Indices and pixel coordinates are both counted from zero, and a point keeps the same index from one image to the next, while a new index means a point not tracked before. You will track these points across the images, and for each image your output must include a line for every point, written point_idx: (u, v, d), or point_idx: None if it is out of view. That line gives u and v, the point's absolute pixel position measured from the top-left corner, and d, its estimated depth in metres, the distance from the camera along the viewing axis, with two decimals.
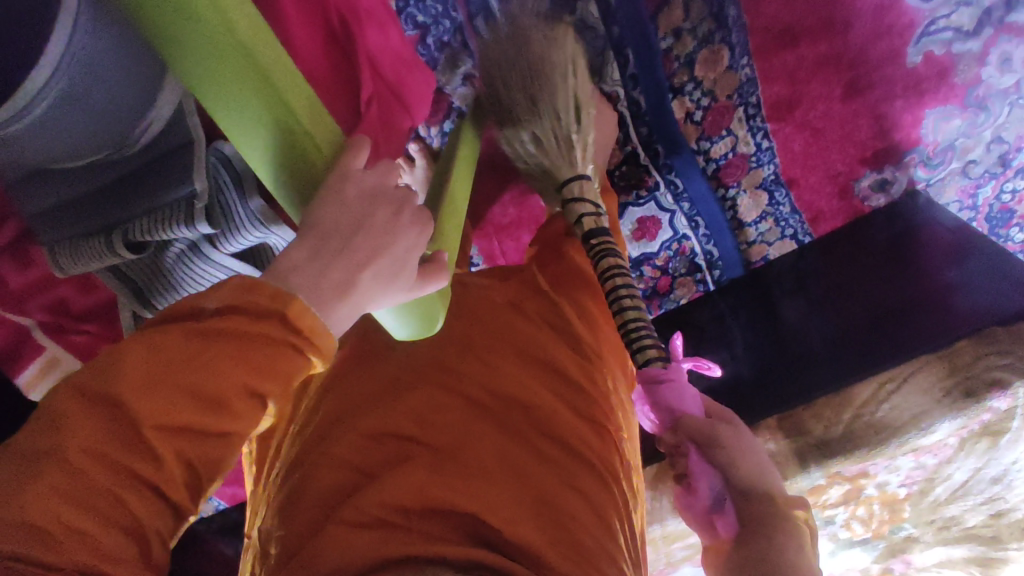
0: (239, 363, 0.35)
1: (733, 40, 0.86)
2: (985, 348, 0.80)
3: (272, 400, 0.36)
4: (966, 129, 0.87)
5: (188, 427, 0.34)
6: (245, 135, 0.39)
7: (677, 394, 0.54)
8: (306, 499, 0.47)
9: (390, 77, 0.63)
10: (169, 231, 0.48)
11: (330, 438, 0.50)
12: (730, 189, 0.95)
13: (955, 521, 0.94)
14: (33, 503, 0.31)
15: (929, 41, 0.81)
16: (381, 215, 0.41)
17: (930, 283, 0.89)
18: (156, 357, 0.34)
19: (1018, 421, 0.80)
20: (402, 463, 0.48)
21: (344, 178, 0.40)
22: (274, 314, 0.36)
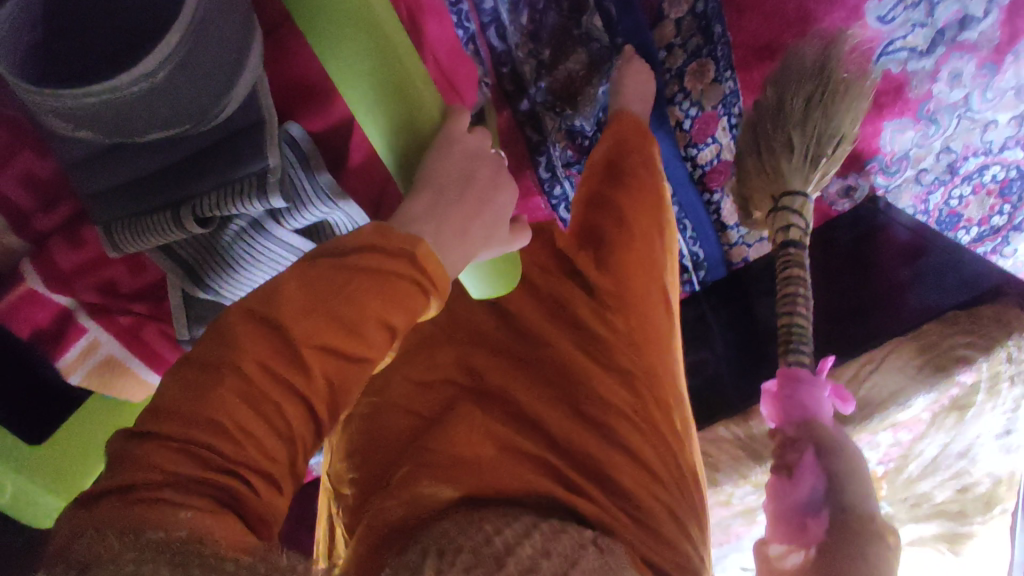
0: (376, 295, 0.41)
1: (719, 53, 0.93)
2: (949, 328, 0.85)
3: (399, 330, 0.43)
4: (919, 141, 1.06)
5: (333, 350, 0.41)
6: (366, 97, 0.45)
7: (811, 400, 0.73)
8: (382, 439, 0.61)
9: (444, 65, 0.68)
10: (243, 203, 0.53)
11: (388, 390, 0.64)
12: (715, 193, 1.04)
13: (925, 498, 1.02)
14: (205, 408, 0.37)
15: (888, 59, 0.98)
16: (483, 172, 0.50)
17: (885, 282, 1.06)
18: (315, 284, 0.41)
19: (981, 394, 0.85)
20: (454, 410, 0.61)
21: (451, 138, 0.48)
22: (408, 250, 0.43)
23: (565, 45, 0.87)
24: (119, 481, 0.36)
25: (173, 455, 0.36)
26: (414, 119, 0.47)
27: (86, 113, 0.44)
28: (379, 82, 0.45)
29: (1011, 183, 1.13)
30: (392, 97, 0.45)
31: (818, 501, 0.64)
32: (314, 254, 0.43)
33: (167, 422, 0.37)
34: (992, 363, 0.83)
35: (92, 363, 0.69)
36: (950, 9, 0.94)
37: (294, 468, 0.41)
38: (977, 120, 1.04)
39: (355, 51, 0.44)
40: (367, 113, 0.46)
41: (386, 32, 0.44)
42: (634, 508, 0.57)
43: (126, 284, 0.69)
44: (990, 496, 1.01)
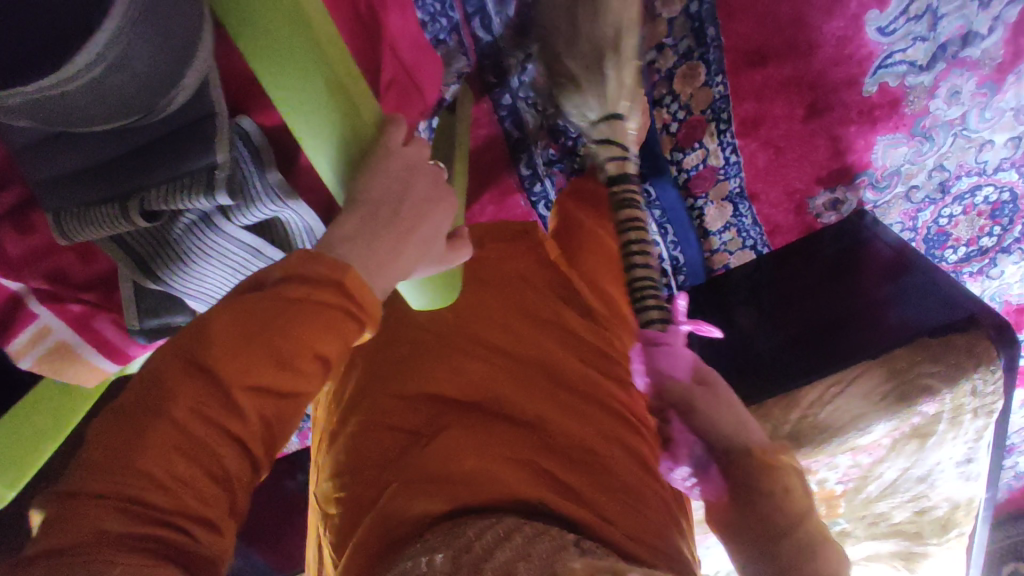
0: (307, 328, 0.43)
1: (710, 58, 0.91)
2: (919, 355, 0.82)
3: (333, 361, 0.45)
4: (913, 157, 1.04)
5: (265, 386, 0.43)
6: (312, 121, 0.44)
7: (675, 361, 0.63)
8: (367, 458, 0.62)
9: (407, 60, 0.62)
10: (187, 200, 0.52)
11: (371, 409, 0.65)
12: (698, 199, 1.04)
13: (883, 517, 1.02)
14: (142, 462, 0.40)
15: (885, 72, 0.95)
16: (420, 188, 0.50)
17: (865, 298, 1.05)
18: (246, 319, 0.43)
19: (943, 424, 0.85)
20: (441, 422, 0.63)
21: (388, 153, 0.48)
22: (331, 277, 0.45)
23: None
24: (54, 545, 0.39)
25: (112, 515, 0.40)
26: (359, 138, 0.47)
27: (23, 108, 0.43)
28: (328, 112, 0.44)
29: (1003, 206, 1.12)
30: (335, 113, 0.44)
31: (707, 455, 0.64)
32: (250, 287, 0.45)
33: (107, 480, 0.40)
34: (954, 395, 0.82)
35: (43, 348, 0.69)
36: (953, 24, 0.91)
37: (233, 508, 0.44)
38: (973, 140, 1.03)
39: (296, 64, 0.42)
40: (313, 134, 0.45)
41: (334, 61, 0.43)
42: (620, 499, 0.60)
43: (78, 273, 0.67)
44: (948, 519, 1.02)
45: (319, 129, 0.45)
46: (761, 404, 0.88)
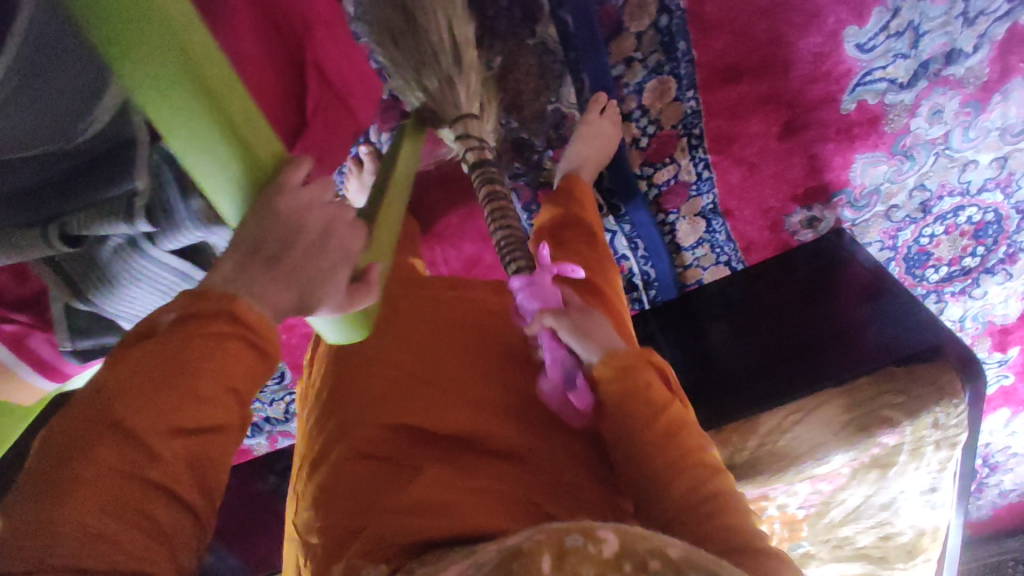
0: (209, 359, 0.42)
1: (681, 73, 0.87)
2: (884, 386, 0.81)
3: (244, 389, 0.44)
4: (892, 176, 1.01)
5: (180, 426, 0.42)
6: (195, 148, 0.38)
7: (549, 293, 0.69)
8: (350, 488, 0.63)
9: (336, 81, 0.53)
10: (107, 226, 0.51)
11: (354, 438, 0.66)
12: (669, 214, 1.02)
13: (848, 541, 1.01)
14: (60, 531, 0.38)
15: (864, 90, 0.92)
16: (312, 223, 0.44)
17: (844, 317, 0.99)
18: (146, 365, 0.42)
19: (903, 455, 0.84)
20: (423, 454, 0.64)
21: (278, 190, 0.42)
22: (228, 312, 0.43)
23: (513, 50, 0.82)
24: None
25: None
26: (249, 167, 0.41)
27: None
28: (211, 141, 0.38)
29: (986, 226, 1.09)
30: (225, 143, 0.38)
31: (576, 368, 0.69)
32: (142, 331, 0.43)
33: (26, 559, 0.38)
34: (914, 428, 0.81)
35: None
36: (937, 41, 0.88)
37: (173, 562, 0.42)
38: (956, 159, 1.00)
39: (168, 89, 0.36)
40: (198, 164, 0.39)
41: (207, 75, 0.37)
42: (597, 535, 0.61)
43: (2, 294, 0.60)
44: (913, 545, 1.00)
45: (202, 159, 0.39)
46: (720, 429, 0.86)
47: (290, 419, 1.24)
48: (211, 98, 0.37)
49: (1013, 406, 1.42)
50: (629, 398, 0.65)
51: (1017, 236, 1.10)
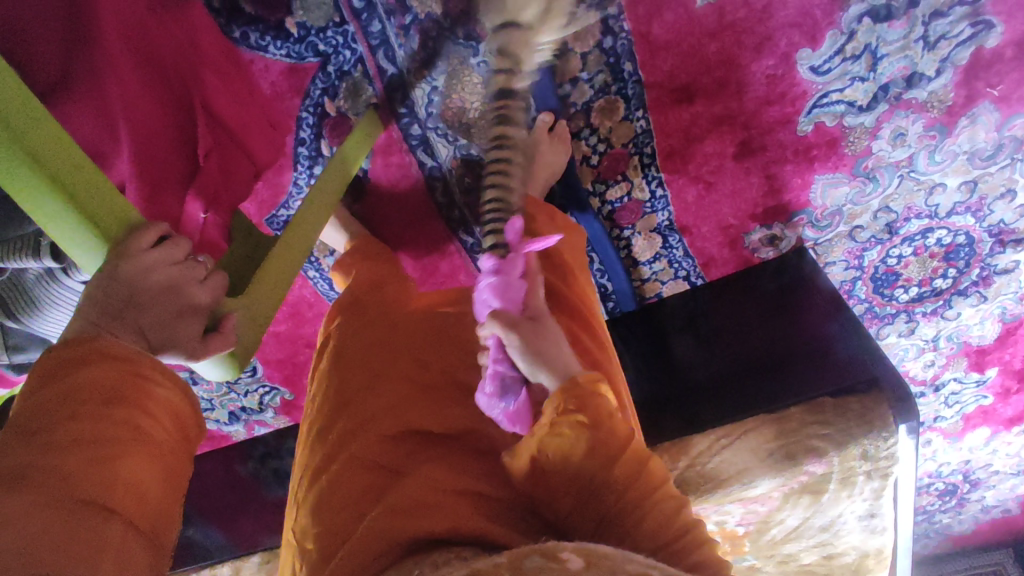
0: (101, 385, 0.43)
1: (629, 93, 0.89)
2: (809, 417, 0.84)
3: (154, 406, 0.45)
4: (854, 198, 0.99)
5: (97, 451, 0.42)
6: (45, 202, 0.41)
7: (515, 285, 0.60)
8: (346, 494, 0.60)
9: (234, 128, 0.58)
10: (14, 261, 0.51)
11: (355, 446, 0.63)
12: (624, 230, 1.03)
13: (792, 557, 1.02)
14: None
15: (821, 112, 0.90)
16: (159, 275, 0.46)
17: (811, 334, 0.99)
18: (38, 414, 0.41)
19: (834, 483, 0.86)
20: (424, 461, 0.61)
21: (122, 256, 0.44)
22: (96, 350, 0.44)
23: (458, 70, 0.83)
24: None
25: None
26: (98, 223, 0.43)
27: None
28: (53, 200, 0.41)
29: (957, 249, 1.06)
30: (66, 208, 0.42)
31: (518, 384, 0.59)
32: (34, 382, 0.43)
33: None
34: (842, 459, 0.84)
35: None
36: (896, 65, 0.84)
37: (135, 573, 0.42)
38: (922, 182, 0.97)
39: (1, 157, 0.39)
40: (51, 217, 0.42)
41: (36, 144, 0.40)
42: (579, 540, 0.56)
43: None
44: (858, 565, 1.00)
45: (53, 213, 0.42)
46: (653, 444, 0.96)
47: (264, 409, 1.32)
48: (45, 167, 0.41)
49: (993, 425, 1.39)
50: (592, 428, 0.54)
51: (991, 259, 1.07)
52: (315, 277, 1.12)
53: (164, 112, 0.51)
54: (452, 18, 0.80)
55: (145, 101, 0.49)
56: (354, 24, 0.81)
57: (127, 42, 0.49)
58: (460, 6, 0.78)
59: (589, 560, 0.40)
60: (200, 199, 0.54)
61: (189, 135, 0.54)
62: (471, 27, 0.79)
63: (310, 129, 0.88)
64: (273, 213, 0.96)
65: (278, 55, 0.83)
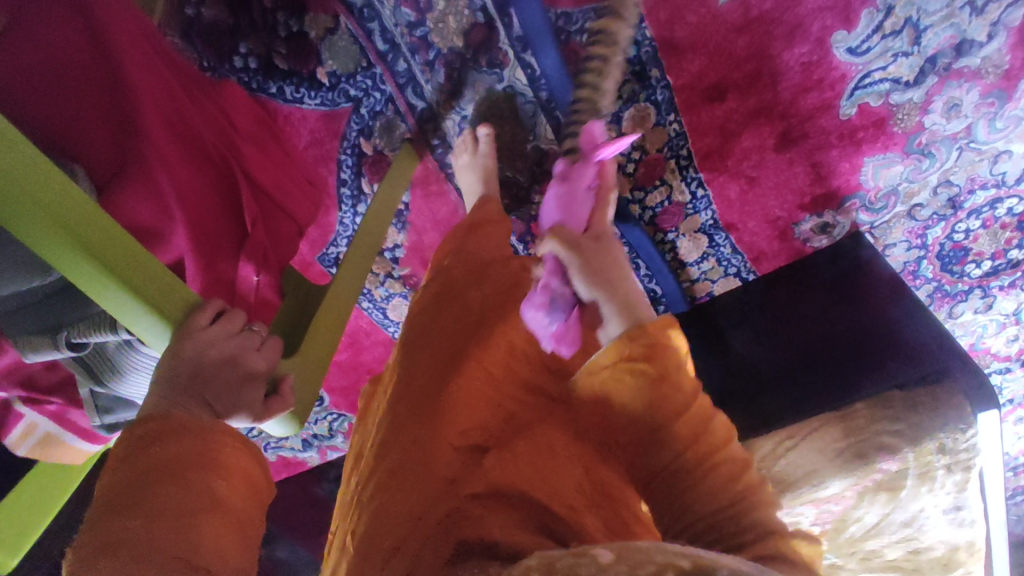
0: (165, 459, 0.46)
1: (658, 98, 0.91)
2: (881, 413, 0.82)
3: (213, 469, 0.47)
4: (910, 175, 0.94)
5: (170, 518, 0.44)
6: (108, 291, 0.45)
7: (583, 198, 0.63)
8: (389, 516, 0.49)
9: (274, 190, 0.62)
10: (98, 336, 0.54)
11: (392, 452, 0.53)
12: (668, 233, 1.04)
13: (875, 553, 0.97)
14: None
15: (864, 93, 0.86)
16: (213, 352, 0.49)
17: (877, 318, 0.94)
18: (127, 489, 0.45)
19: (912, 479, 0.82)
20: (480, 467, 0.52)
21: (186, 335, 0.48)
22: (165, 429, 0.47)
23: (484, 97, 0.86)
24: None
25: None
26: (156, 304, 0.47)
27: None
28: (114, 289, 0.45)
29: None
30: (126, 294, 0.45)
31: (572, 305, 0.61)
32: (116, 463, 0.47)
33: None
34: (916, 455, 0.80)
35: (33, 440, 0.70)
36: (942, 35, 0.78)
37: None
38: (984, 152, 0.89)
39: (56, 249, 0.42)
40: (114, 303, 0.46)
41: (93, 240, 0.43)
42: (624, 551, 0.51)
43: (44, 378, 0.65)
44: (948, 558, 0.93)
45: (116, 300, 0.46)
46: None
47: (334, 434, 1.36)
48: (104, 261, 0.44)
49: None
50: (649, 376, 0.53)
51: None
52: (371, 307, 1.16)
53: (212, 189, 0.56)
54: (474, 48, 0.81)
55: (196, 183, 0.54)
56: (382, 65, 0.83)
57: (171, 136, 0.53)
58: (481, 35, 0.81)
59: (620, 552, 0.36)
60: (251, 262, 0.58)
61: (237, 204, 0.58)
62: (493, 53, 0.82)
63: (350, 169, 0.92)
64: (324, 251, 1.00)
65: (313, 104, 0.86)
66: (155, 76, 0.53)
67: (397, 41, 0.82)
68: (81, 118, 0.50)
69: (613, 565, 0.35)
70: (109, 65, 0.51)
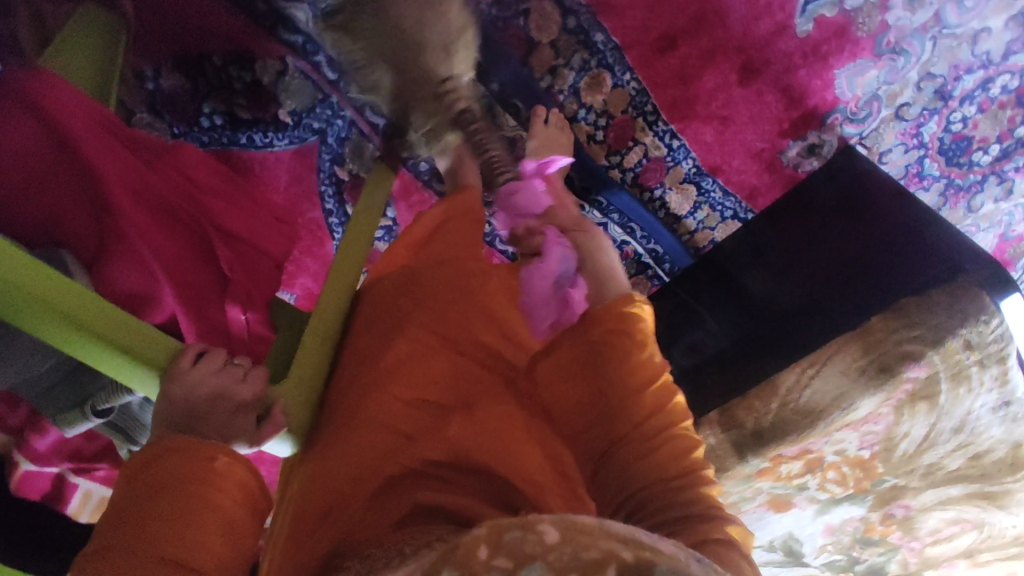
0: (165, 466, 0.48)
1: (610, 61, 0.89)
2: (895, 322, 0.85)
3: (209, 475, 0.48)
4: (887, 77, 0.90)
5: (164, 520, 0.46)
6: (92, 352, 0.46)
7: (534, 196, 0.80)
8: (343, 484, 0.53)
9: (246, 233, 0.64)
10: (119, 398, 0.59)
11: (348, 428, 0.57)
12: (654, 190, 0.99)
13: (937, 467, 0.93)
14: None
15: (816, 6, 0.85)
16: (202, 393, 0.50)
17: (900, 222, 0.89)
18: (133, 496, 0.47)
19: (943, 383, 0.84)
20: (434, 430, 0.56)
21: (173, 378, 0.49)
22: (165, 447, 0.49)
23: None
24: None
25: None
26: (139, 353, 0.48)
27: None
28: (95, 348, 0.46)
29: None
30: (110, 351, 0.47)
31: (571, 277, 0.68)
32: (125, 472, 0.48)
33: None
34: (942, 357, 0.83)
35: (90, 503, 0.80)
36: None
37: None
38: (959, 35, 0.86)
39: (37, 323, 0.44)
40: (101, 361, 0.47)
41: (67, 308, 0.45)
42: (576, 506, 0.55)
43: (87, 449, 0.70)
44: (1014, 457, 0.90)
45: (102, 358, 0.47)
46: (743, 397, 0.95)
47: None
48: (81, 326, 0.45)
49: None
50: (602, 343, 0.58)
51: None
52: None
53: (183, 243, 0.59)
54: None
55: (167, 242, 0.58)
56: (336, 94, 0.86)
57: (134, 200, 0.56)
58: None
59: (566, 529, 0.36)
60: (236, 304, 0.62)
61: (211, 254, 0.61)
62: None
63: (333, 198, 0.94)
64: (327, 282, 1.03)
65: (284, 145, 0.89)
66: (116, 149, 0.57)
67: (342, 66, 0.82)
68: (52, 200, 0.54)
69: (560, 542, 0.35)
70: (68, 150, 0.54)
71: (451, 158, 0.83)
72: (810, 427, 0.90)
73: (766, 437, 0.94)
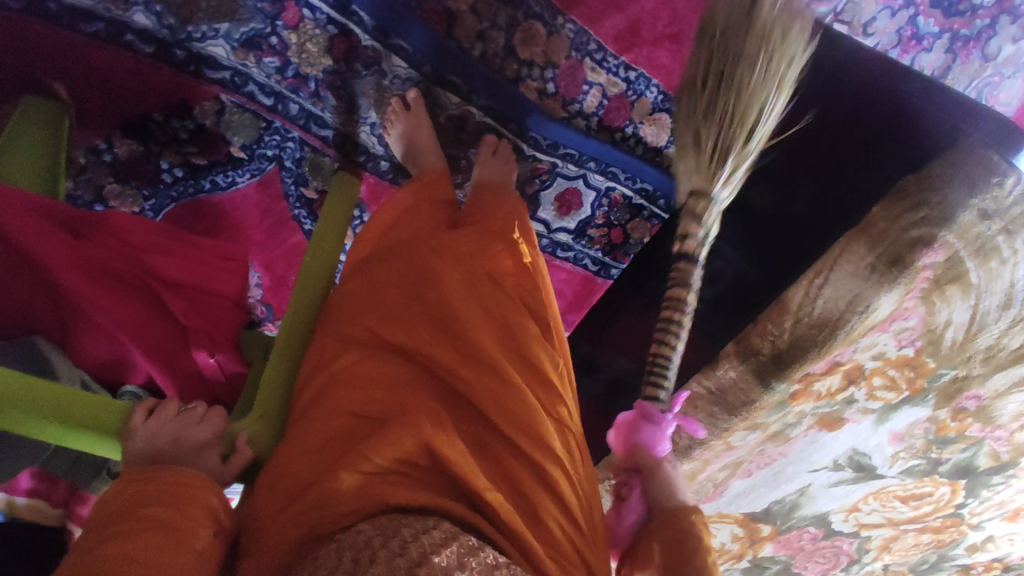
0: (133, 488, 0.51)
1: (538, 9, 0.84)
2: (898, 209, 0.75)
3: (175, 494, 0.51)
4: None
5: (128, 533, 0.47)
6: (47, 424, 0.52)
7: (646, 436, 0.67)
8: (314, 470, 0.57)
9: (198, 281, 0.66)
10: None
11: (319, 419, 0.60)
12: (624, 128, 0.93)
13: (998, 349, 0.83)
14: None
15: None
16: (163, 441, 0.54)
17: (892, 96, 0.80)
18: (101, 518, 0.49)
19: (969, 261, 0.75)
20: (395, 414, 0.59)
21: (133, 431, 0.53)
22: (132, 478, 0.52)
23: (380, 97, 0.87)
24: None
25: None
26: (92, 419, 0.53)
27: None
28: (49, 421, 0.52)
29: None
30: (62, 421, 0.52)
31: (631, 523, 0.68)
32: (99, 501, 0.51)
33: None
34: (959, 236, 0.73)
35: None
36: None
37: None
38: None
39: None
40: (59, 432, 0.52)
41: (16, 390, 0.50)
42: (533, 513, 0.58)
43: None
44: None
45: (59, 429, 0.52)
46: (753, 320, 0.87)
47: None
48: (31, 403, 0.51)
49: None
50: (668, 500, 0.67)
51: None
52: None
53: (137, 304, 0.62)
54: (344, 59, 0.82)
55: (118, 306, 0.60)
56: (279, 118, 0.87)
57: (81, 273, 0.59)
58: (344, 44, 0.81)
59: None
60: (201, 349, 0.64)
61: (166, 307, 0.64)
62: (364, 54, 0.83)
63: (309, 219, 0.97)
64: None
65: (246, 179, 0.91)
66: (54, 231, 0.59)
67: (278, 89, 0.85)
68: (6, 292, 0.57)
69: None
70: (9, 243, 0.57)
71: (409, 149, 0.83)
72: (828, 340, 0.83)
73: (787, 358, 0.87)
